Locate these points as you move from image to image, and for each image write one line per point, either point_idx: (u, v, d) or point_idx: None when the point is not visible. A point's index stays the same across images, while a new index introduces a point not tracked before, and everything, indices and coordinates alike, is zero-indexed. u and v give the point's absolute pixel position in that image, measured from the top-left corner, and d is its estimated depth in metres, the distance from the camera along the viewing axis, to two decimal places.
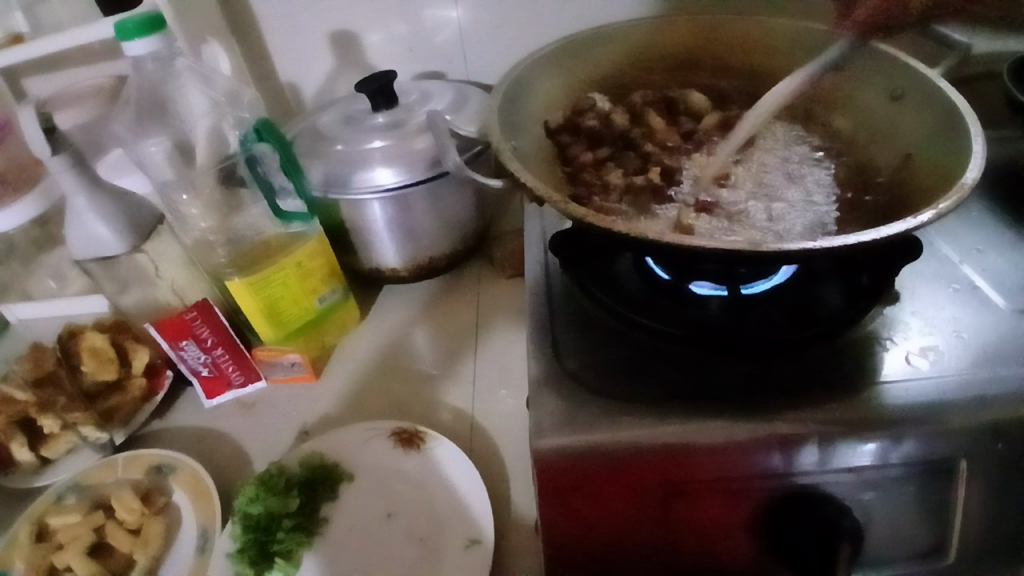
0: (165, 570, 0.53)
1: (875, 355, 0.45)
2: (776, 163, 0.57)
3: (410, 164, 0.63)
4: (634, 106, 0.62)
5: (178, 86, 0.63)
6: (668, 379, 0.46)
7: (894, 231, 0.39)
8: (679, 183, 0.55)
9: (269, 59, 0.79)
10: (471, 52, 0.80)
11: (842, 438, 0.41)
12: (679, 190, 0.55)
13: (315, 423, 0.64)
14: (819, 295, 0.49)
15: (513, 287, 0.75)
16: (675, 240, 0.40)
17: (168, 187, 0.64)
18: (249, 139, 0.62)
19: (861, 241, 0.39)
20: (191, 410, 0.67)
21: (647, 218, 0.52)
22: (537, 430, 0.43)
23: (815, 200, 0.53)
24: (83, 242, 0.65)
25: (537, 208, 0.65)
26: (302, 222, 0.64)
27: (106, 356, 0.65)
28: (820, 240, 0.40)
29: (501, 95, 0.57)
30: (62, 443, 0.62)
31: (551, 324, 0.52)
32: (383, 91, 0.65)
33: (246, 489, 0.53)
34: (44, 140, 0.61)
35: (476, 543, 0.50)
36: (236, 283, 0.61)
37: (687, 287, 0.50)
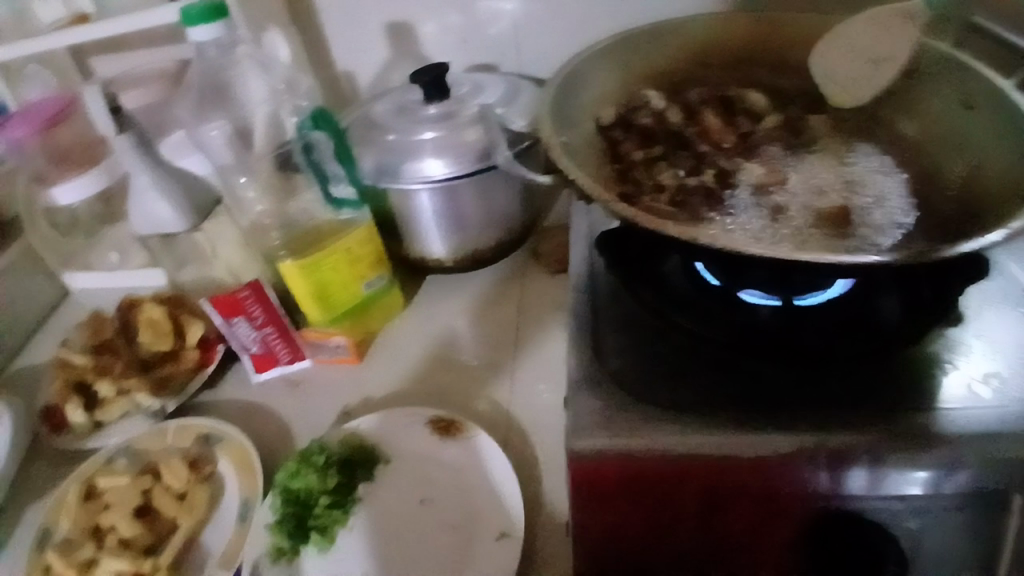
0: (208, 536, 0.56)
1: (935, 378, 0.44)
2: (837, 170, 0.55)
3: (460, 156, 0.64)
4: (690, 104, 0.61)
5: (238, 74, 0.65)
6: (712, 387, 0.45)
7: (961, 249, 0.38)
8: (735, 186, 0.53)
9: (326, 46, 0.81)
10: (525, 46, 0.80)
11: (894, 463, 0.40)
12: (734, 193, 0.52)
13: (356, 405, 0.65)
14: (878, 307, 0.46)
15: (557, 282, 0.75)
16: (728, 245, 0.39)
17: (226, 170, 0.67)
18: (306, 127, 0.64)
19: (923, 258, 0.38)
20: (239, 384, 0.69)
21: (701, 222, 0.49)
22: (574, 430, 0.43)
23: (878, 211, 0.51)
24: (145, 220, 0.69)
25: (585, 205, 0.64)
26: (353, 209, 0.66)
27: (162, 328, 0.68)
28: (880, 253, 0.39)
29: (553, 90, 0.57)
30: (116, 408, 0.65)
31: (596, 323, 0.52)
32: (436, 82, 0.65)
33: (288, 464, 0.56)
34: (111, 119, 0.64)
35: (507, 536, 0.51)
36: (289, 265, 0.63)
37: (736, 294, 0.47)
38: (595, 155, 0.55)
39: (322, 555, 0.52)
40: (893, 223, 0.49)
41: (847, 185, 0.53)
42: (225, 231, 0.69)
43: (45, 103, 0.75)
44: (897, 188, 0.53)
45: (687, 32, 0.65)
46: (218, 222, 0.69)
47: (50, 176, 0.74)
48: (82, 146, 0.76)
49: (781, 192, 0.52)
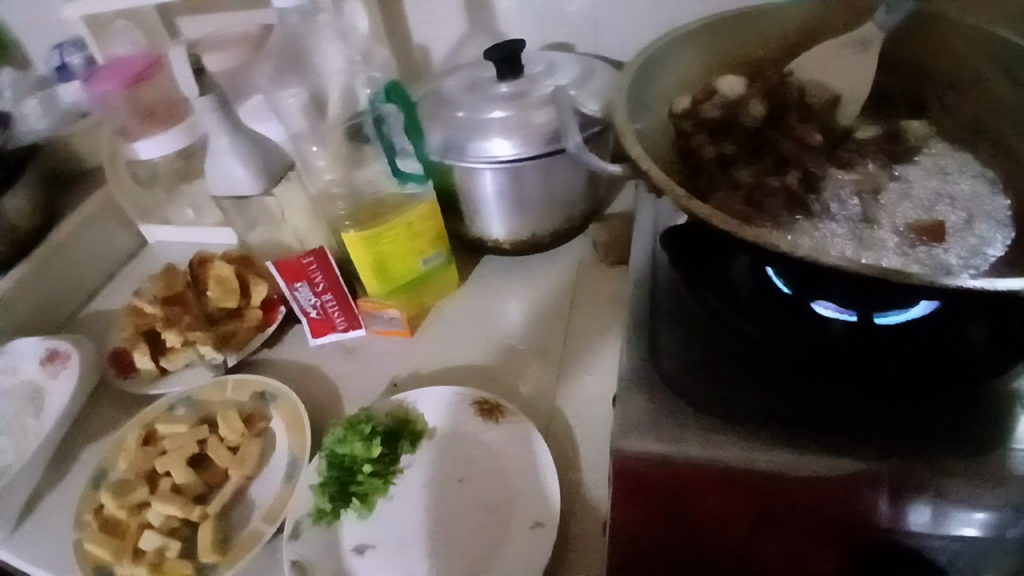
0: (255, 490, 0.58)
1: (1015, 416, 0.41)
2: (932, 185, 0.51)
3: (528, 138, 0.63)
4: (772, 89, 0.55)
5: (318, 41, 0.69)
6: (772, 400, 0.43)
7: None
8: (819, 194, 0.49)
9: (403, 17, 0.81)
10: (603, 26, 0.77)
11: (960, 502, 0.38)
12: (818, 203, 0.48)
13: (405, 377, 0.66)
14: (964, 330, 0.42)
15: (615, 273, 0.73)
16: (805, 253, 0.37)
17: (301, 138, 0.68)
18: (379, 100, 0.65)
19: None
20: (296, 346, 0.72)
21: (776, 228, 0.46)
22: (620, 429, 0.42)
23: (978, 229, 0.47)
24: (221, 181, 0.68)
25: (651, 196, 0.63)
26: (417, 183, 0.66)
27: (230, 286, 0.70)
28: (976, 279, 0.35)
29: (632, 73, 0.54)
30: (182, 357, 0.68)
31: (652, 323, 0.50)
32: (508, 59, 0.64)
33: (335, 429, 0.57)
34: (193, 80, 0.64)
35: (541, 525, 0.51)
36: (351, 235, 0.63)
37: (809, 304, 0.43)
38: (667, 146, 0.53)
39: (361, 521, 0.54)
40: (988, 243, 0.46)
41: (941, 199, 0.49)
42: (296, 199, 0.70)
43: (134, 59, 0.78)
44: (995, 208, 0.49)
45: (781, 17, 0.60)
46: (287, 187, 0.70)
47: (132, 130, 0.78)
48: (166, 103, 0.79)
49: (869, 201, 0.49)
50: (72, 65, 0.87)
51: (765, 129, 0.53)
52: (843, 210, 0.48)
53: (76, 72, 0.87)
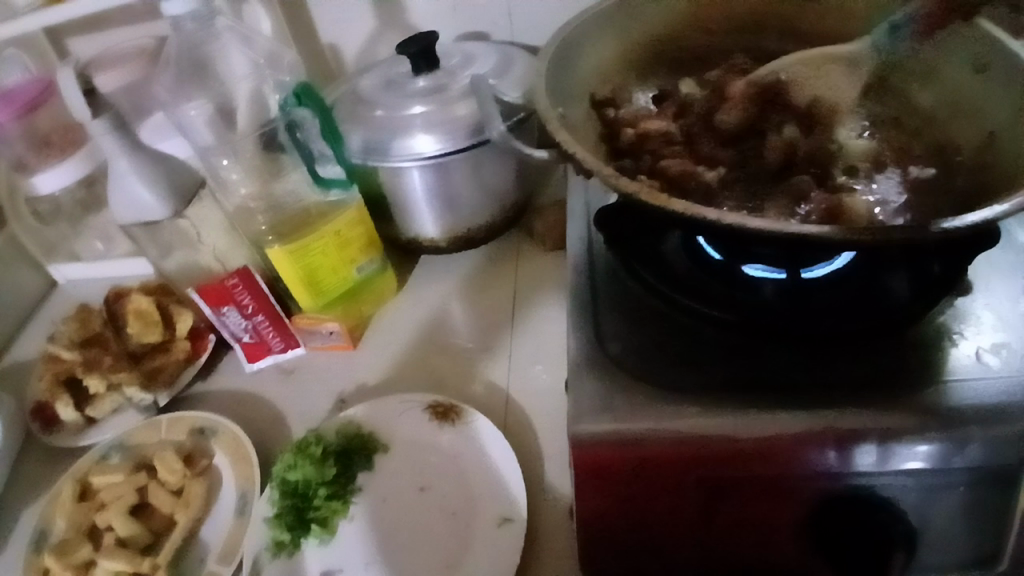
0: (205, 531, 0.55)
1: (944, 351, 0.42)
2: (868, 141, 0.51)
3: (451, 132, 0.61)
4: (684, 99, 0.56)
5: (219, 47, 0.64)
6: (715, 367, 0.44)
7: (975, 219, 0.36)
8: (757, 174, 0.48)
9: (309, 18, 0.78)
10: (516, 12, 0.76)
11: (902, 438, 0.39)
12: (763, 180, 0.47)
13: (351, 392, 0.64)
14: (886, 284, 0.45)
15: (553, 259, 0.73)
16: (730, 221, 0.38)
17: (208, 152, 0.64)
18: (289, 104, 0.61)
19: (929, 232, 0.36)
20: (232, 373, 0.68)
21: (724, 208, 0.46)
22: (575, 414, 0.41)
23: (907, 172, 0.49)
24: (127, 207, 0.65)
25: (581, 180, 0.62)
26: (341, 189, 0.63)
27: (150, 318, 0.66)
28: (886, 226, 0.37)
29: (549, 59, 0.54)
30: (108, 403, 0.64)
31: (594, 304, 0.50)
32: (424, 53, 0.62)
33: (285, 456, 0.55)
34: (83, 102, 0.62)
35: (508, 521, 0.50)
36: (277, 251, 0.61)
37: (739, 268, 0.47)
38: (592, 128, 0.53)
39: (323, 547, 0.51)
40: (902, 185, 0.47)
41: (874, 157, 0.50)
42: (210, 216, 0.66)
43: (22, 86, 0.71)
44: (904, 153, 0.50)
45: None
46: (201, 207, 0.65)
47: (30, 162, 0.73)
48: (63, 130, 0.73)
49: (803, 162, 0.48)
50: None
51: (686, 126, 0.53)
52: (781, 183, 0.47)
53: None
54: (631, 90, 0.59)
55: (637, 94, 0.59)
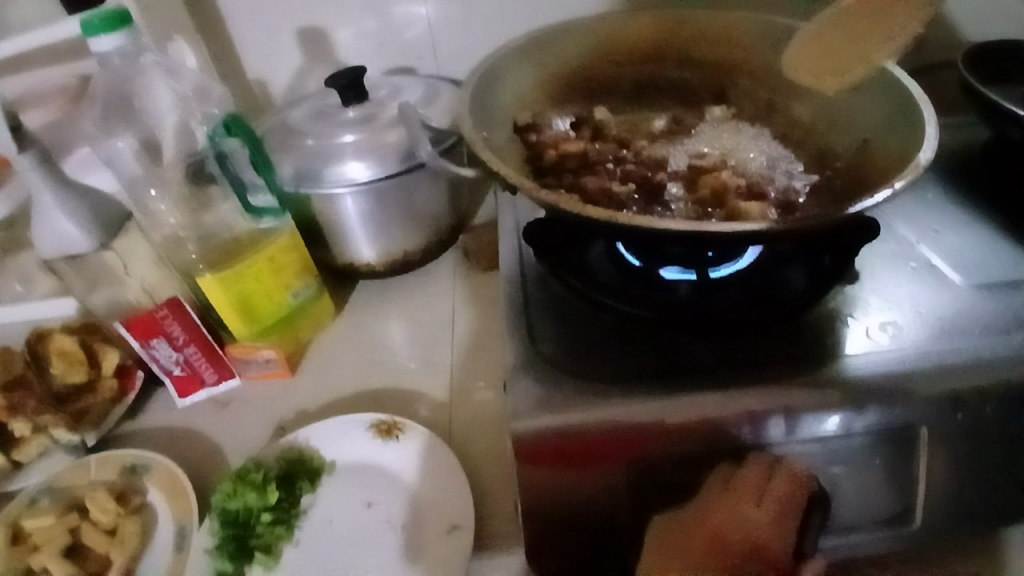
0: (141, 570, 0.53)
1: (839, 331, 0.47)
2: (760, 152, 0.58)
3: (382, 158, 0.64)
4: (597, 124, 0.62)
5: (144, 82, 0.63)
6: (639, 359, 0.47)
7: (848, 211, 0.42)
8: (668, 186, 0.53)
9: (237, 55, 0.79)
10: (442, 47, 0.80)
11: (807, 410, 0.43)
12: (673, 189, 0.52)
13: (291, 418, 0.63)
14: (785, 277, 0.50)
15: (489, 278, 0.75)
16: (641, 222, 0.42)
17: (135, 183, 0.63)
18: (218, 135, 0.61)
19: (816, 221, 0.41)
20: (166, 409, 0.66)
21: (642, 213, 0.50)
22: (514, 413, 0.43)
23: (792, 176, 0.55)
24: (50, 242, 0.64)
25: (509, 198, 0.65)
26: (274, 217, 0.64)
27: (74, 358, 0.64)
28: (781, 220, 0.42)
29: (471, 87, 0.57)
30: (34, 447, 0.60)
31: (527, 311, 0.52)
32: (353, 85, 0.65)
33: (223, 485, 0.53)
34: (9, 136, 0.61)
35: (458, 528, 0.51)
36: (208, 279, 0.60)
37: (657, 272, 0.51)
38: (515, 150, 0.56)
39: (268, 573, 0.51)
40: (796, 191, 0.53)
41: (768, 165, 0.56)
42: (137, 248, 0.65)
43: None
44: (801, 147, 0.57)
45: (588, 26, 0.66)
46: (129, 239, 0.65)
47: None
48: None
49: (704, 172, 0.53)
50: None
51: (601, 149, 0.58)
52: (691, 192, 0.52)
53: None
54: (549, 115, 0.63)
55: (555, 119, 0.63)
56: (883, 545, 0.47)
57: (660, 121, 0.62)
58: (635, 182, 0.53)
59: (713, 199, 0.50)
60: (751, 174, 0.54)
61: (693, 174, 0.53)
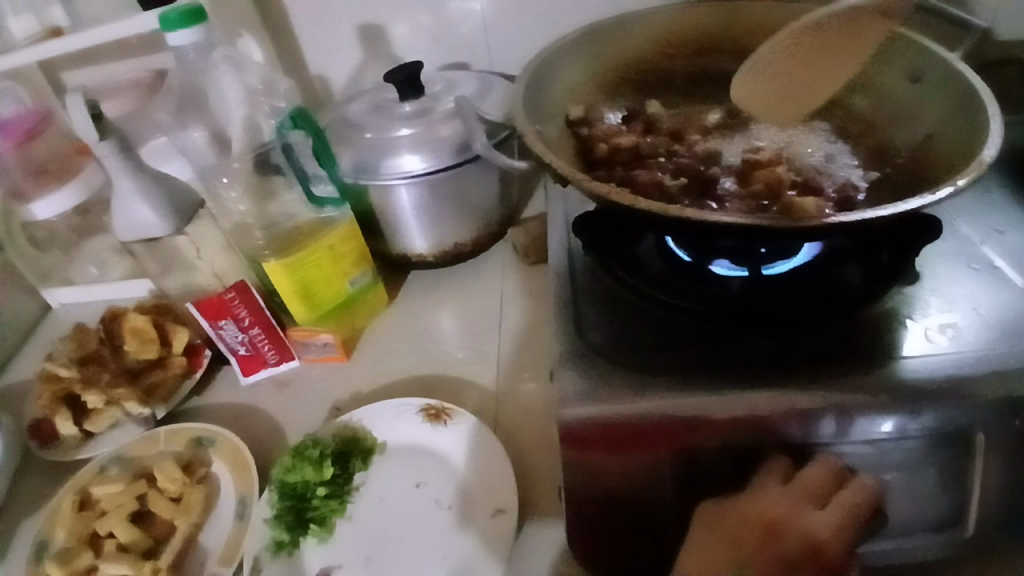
0: (206, 536, 0.56)
1: (896, 332, 0.46)
2: (817, 146, 0.57)
3: (436, 151, 0.65)
4: (649, 116, 0.62)
5: (214, 76, 0.65)
6: (688, 352, 0.47)
7: (910, 207, 0.41)
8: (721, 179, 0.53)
9: (299, 51, 0.82)
10: (495, 43, 0.82)
11: (861, 411, 0.42)
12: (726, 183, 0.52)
13: (346, 399, 0.66)
14: (840, 276, 0.50)
15: (538, 271, 0.76)
16: (692, 216, 0.42)
17: (207, 171, 0.66)
18: (285, 127, 0.65)
19: (875, 217, 0.41)
20: (230, 386, 0.70)
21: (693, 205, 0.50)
22: (562, 401, 0.45)
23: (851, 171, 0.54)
24: (128, 226, 0.66)
25: (560, 192, 0.66)
26: (334, 207, 0.67)
27: (147, 336, 0.68)
28: (837, 215, 0.42)
29: (524, 82, 0.58)
30: (106, 418, 0.65)
31: (575, 302, 0.53)
32: (409, 80, 0.67)
33: (283, 459, 0.56)
34: (90, 125, 0.62)
35: (502, 512, 0.52)
36: (273, 265, 0.63)
37: (708, 267, 0.51)
38: (567, 144, 0.57)
39: (322, 545, 0.53)
40: (855, 186, 0.52)
41: (825, 161, 0.56)
42: (209, 234, 0.68)
43: (19, 117, 0.76)
44: (859, 145, 0.56)
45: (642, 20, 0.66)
46: (200, 224, 0.68)
47: (25, 189, 0.75)
48: (58, 159, 0.77)
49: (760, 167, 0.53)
50: None
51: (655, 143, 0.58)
52: (745, 186, 0.51)
53: None
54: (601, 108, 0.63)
55: (607, 113, 0.64)
56: (935, 551, 0.45)
57: (716, 114, 0.62)
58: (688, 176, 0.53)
59: (768, 192, 0.50)
60: (808, 169, 0.54)
61: (746, 168, 0.53)
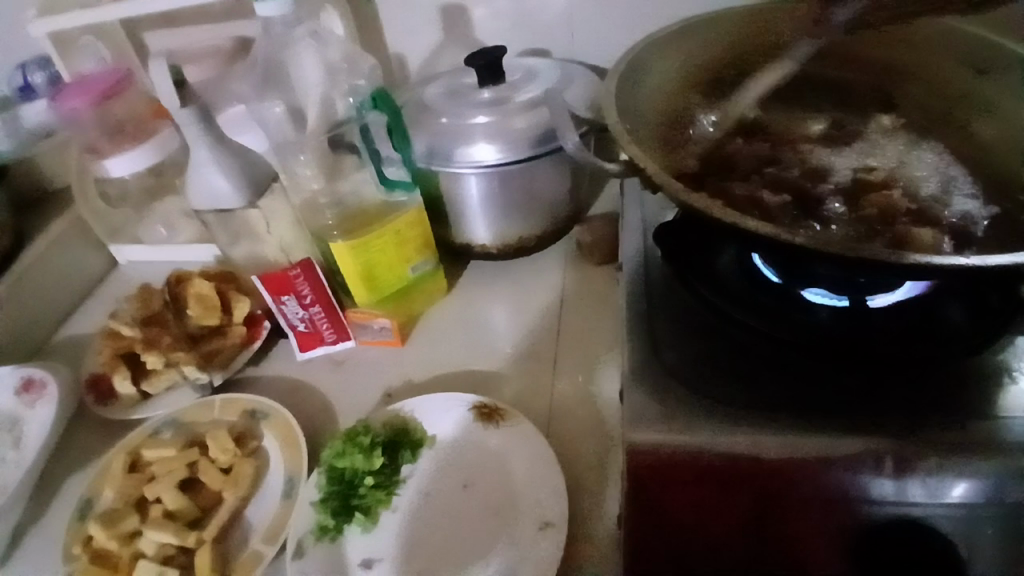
0: (252, 511, 0.57)
1: (1006, 387, 0.43)
2: (934, 166, 0.51)
3: (512, 142, 0.63)
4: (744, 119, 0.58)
5: (295, 51, 0.66)
6: (772, 383, 0.44)
7: None
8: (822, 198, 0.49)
9: (379, 27, 0.81)
10: (578, 33, 0.78)
11: (956, 467, 0.40)
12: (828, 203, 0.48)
13: (399, 387, 0.65)
14: (944, 313, 0.45)
15: (602, 273, 0.74)
16: (796, 242, 0.39)
17: (285, 147, 0.66)
18: (364, 107, 0.64)
19: (1010, 264, 0.36)
20: (284, 360, 0.70)
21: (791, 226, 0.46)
22: (631, 422, 0.43)
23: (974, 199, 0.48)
24: (204, 197, 0.68)
25: (637, 195, 0.63)
26: (405, 191, 0.65)
27: (210, 303, 0.69)
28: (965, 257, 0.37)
29: (615, 80, 0.56)
30: (164, 380, 0.66)
31: (649, 314, 0.51)
32: (490, 66, 0.65)
33: (334, 443, 0.56)
34: (173, 92, 0.65)
35: (550, 526, 0.50)
36: (340, 245, 0.63)
37: (798, 291, 0.46)
38: (655, 145, 0.54)
39: (366, 535, 0.53)
40: (975, 219, 0.47)
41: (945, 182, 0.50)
42: (279, 208, 0.68)
43: (100, 75, 0.77)
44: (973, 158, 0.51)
45: (725, 29, 0.65)
46: (272, 199, 0.68)
47: (103, 148, 0.77)
48: (135, 120, 0.78)
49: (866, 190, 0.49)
50: (36, 84, 0.83)
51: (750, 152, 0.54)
52: (850, 210, 0.48)
53: (38, 92, 0.83)
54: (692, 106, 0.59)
55: (700, 117, 0.58)
56: None
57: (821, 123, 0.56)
58: (783, 193, 0.49)
59: (872, 218, 0.47)
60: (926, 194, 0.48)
61: (847, 191, 0.49)
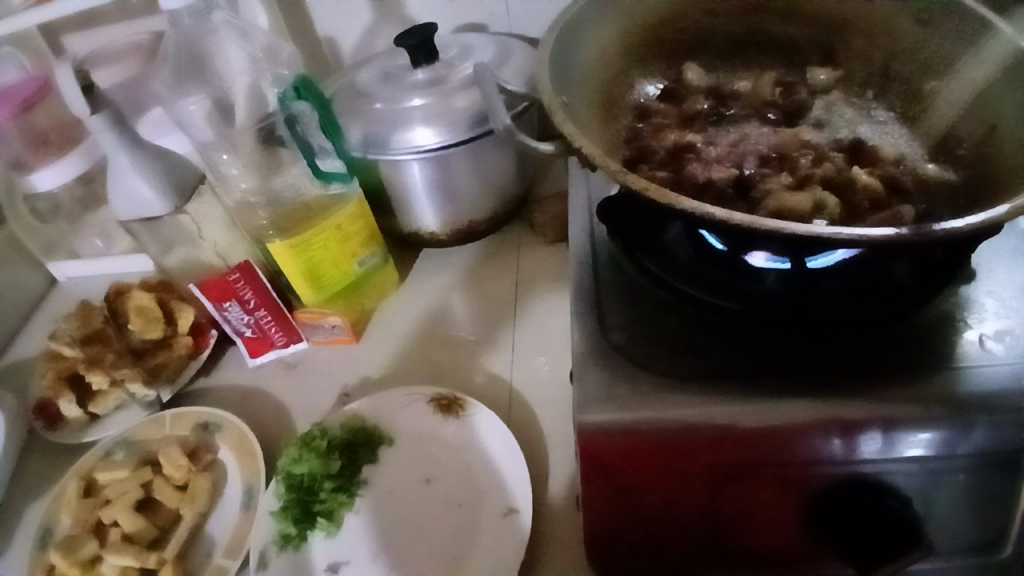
0: (211, 525, 0.55)
1: (949, 339, 0.42)
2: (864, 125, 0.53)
3: (451, 124, 0.61)
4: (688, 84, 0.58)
5: (217, 43, 0.64)
6: (720, 356, 0.44)
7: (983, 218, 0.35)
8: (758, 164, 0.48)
9: (306, 12, 0.77)
10: (515, 5, 0.76)
11: (908, 425, 0.39)
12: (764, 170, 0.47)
13: (355, 385, 0.64)
14: (888, 272, 0.45)
15: (555, 252, 0.73)
16: (729, 216, 0.38)
17: (209, 147, 0.63)
18: (288, 97, 0.60)
19: (948, 231, 0.35)
20: (237, 368, 0.68)
21: (735, 202, 0.45)
22: (581, 405, 0.42)
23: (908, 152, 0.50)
24: (128, 204, 0.67)
25: (581, 170, 0.62)
26: (342, 183, 0.63)
27: (152, 315, 0.66)
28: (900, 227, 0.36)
29: (549, 49, 0.52)
30: (111, 400, 0.64)
31: (597, 296, 0.50)
32: (422, 45, 0.62)
33: (290, 449, 0.55)
34: (83, 98, 0.64)
35: (515, 511, 0.50)
36: (278, 246, 0.60)
37: (742, 258, 0.46)
38: (594, 115, 0.51)
39: (330, 539, 0.52)
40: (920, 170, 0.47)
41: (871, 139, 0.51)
42: (211, 212, 0.66)
43: (18, 85, 0.73)
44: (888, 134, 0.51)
45: None
46: (202, 202, 0.66)
47: (29, 161, 0.74)
48: (60, 127, 0.74)
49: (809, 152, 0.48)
50: None
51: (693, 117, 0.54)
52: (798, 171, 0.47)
53: None
54: (632, 77, 0.59)
55: (641, 84, 0.59)
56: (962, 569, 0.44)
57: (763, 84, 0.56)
58: (722, 159, 0.49)
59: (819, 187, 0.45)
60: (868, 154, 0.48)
61: (791, 154, 0.48)
